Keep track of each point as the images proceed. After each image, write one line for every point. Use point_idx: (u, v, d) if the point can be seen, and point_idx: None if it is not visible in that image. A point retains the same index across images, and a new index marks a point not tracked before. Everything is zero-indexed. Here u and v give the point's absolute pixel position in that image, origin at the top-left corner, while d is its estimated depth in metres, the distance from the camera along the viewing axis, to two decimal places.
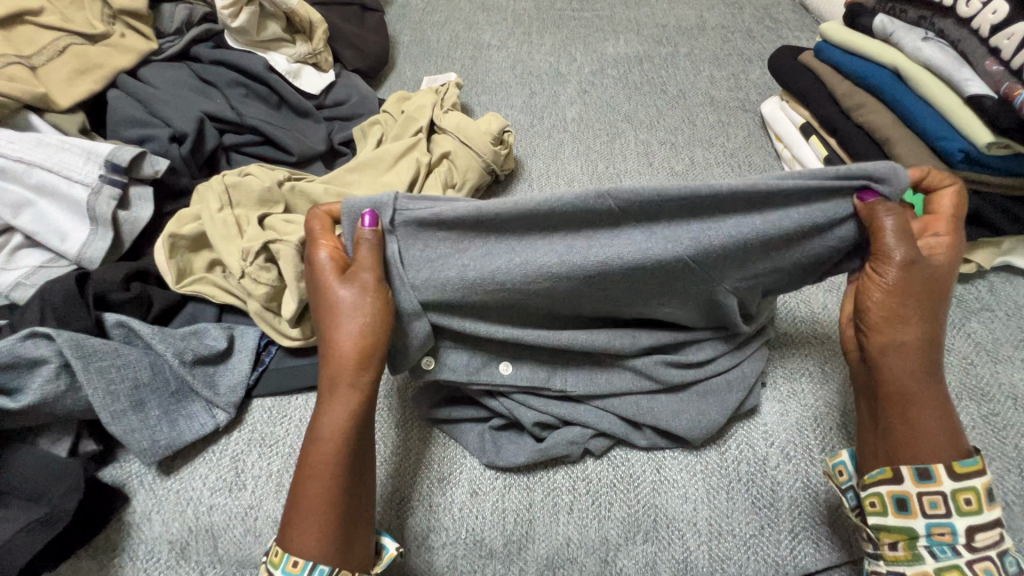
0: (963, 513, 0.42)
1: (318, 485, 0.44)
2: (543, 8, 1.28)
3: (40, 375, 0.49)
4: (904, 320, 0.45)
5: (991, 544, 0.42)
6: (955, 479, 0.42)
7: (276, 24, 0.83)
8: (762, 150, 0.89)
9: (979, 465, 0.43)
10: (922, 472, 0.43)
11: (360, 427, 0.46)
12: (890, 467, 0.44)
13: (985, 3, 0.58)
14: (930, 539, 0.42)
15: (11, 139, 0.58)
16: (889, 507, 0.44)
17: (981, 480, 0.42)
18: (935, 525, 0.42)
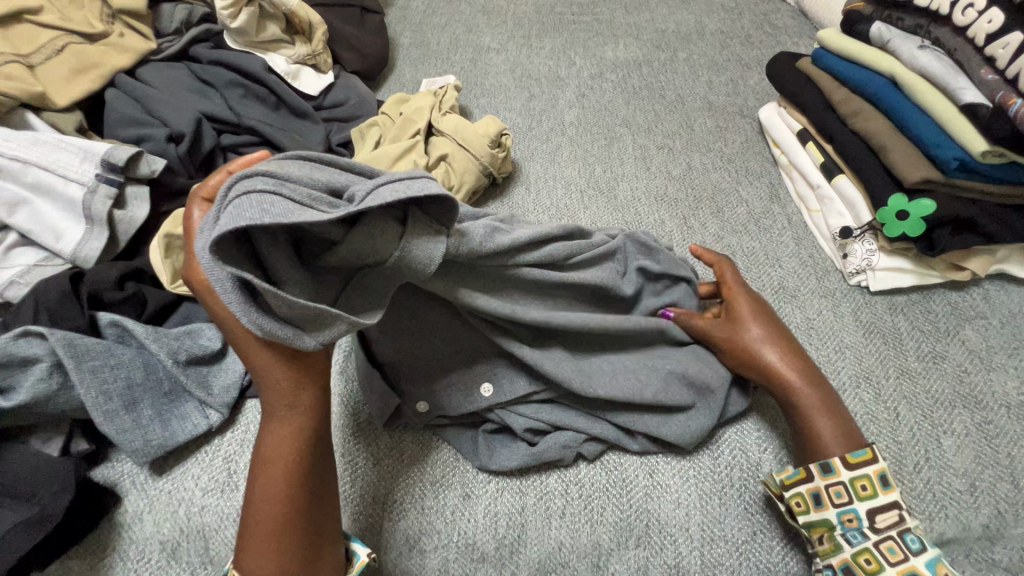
0: (862, 498, 0.47)
1: (270, 509, 0.42)
2: (543, 13, 1.29)
3: (33, 374, 0.49)
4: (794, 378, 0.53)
5: (892, 527, 0.46)
6: (850, 469, 0.47)
7: (275, 24, 0.84)
8: (759, 155, 0.89)
9: (869, 454, 0.47)
10: (823, 466, 0.48)
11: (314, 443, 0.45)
12: (802, 468, 0.49)
13: (981, 12, 0.58)
14: (842, 528, 0.46)
15: (6, 137, 0.57)
16: (808, 504, 0.48)
17: (873, 467, 0.47)
18: (843, 513, 0.47)
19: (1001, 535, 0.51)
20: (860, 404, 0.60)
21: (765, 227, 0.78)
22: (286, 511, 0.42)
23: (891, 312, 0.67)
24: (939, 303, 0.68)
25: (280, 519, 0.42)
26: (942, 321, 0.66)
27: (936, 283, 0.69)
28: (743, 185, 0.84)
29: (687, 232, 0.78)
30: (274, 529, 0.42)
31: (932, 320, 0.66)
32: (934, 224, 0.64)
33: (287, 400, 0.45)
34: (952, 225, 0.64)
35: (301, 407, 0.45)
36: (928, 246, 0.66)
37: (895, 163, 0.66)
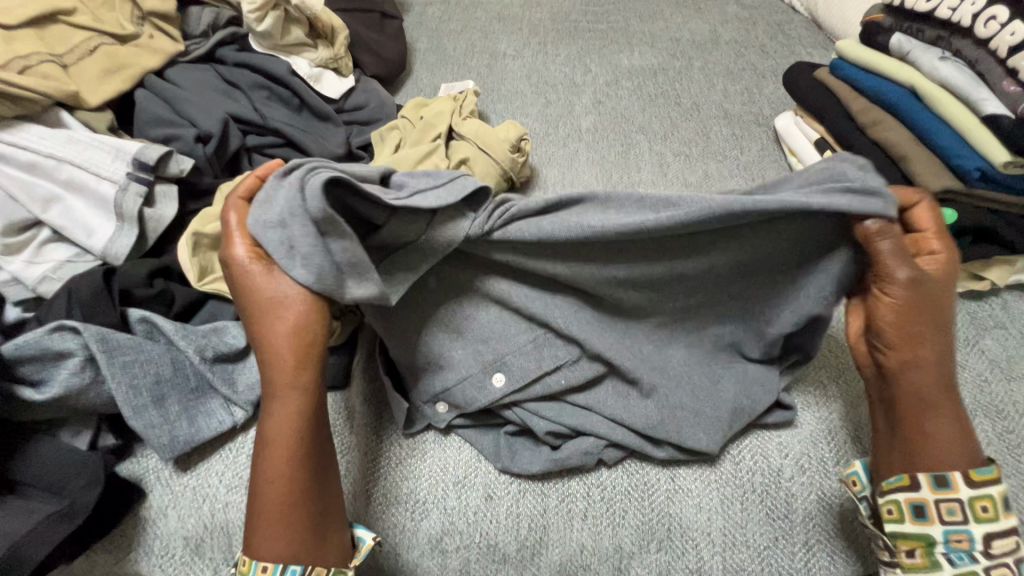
0: (979, 520, 0.45)
1: (278, 491, 0.44)
2: (558, 20, 1.30)
3: (67, 368, 0.49)
4: (919, 345, 0.48)
5: (1000, 550, 0.45)
6: (971, 487, 0.46)
7: (300, 28, 0.85)
8: (776, 163, 0.90)
9: (994, 474, 0.46)
10: (939, 481, 0.46)
11: (318, 421, 0.47)
12: (908, 475, 0.47)
13: (1003, 25, 0.59)
14: (948, 546, 0.46)
15: (41, 135, 0.58)
16: (906, 514, 0.47)
17: (997, 489, 0.46)
18: (953, 532, 0.46)
19: None
20: None
21: None
22: (286, 500, 0.44)
23: None
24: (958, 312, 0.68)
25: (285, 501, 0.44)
26: (962, 330, 0.66)
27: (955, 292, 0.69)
28: None
29: None
30: (280, 513, 0.44)
31: None
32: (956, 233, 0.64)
33: (285, 386, 0.45)
34: (972, 235, 0.65)
35: (304, 386, 0.46)
36: None
37: (916, 172, 0.66)
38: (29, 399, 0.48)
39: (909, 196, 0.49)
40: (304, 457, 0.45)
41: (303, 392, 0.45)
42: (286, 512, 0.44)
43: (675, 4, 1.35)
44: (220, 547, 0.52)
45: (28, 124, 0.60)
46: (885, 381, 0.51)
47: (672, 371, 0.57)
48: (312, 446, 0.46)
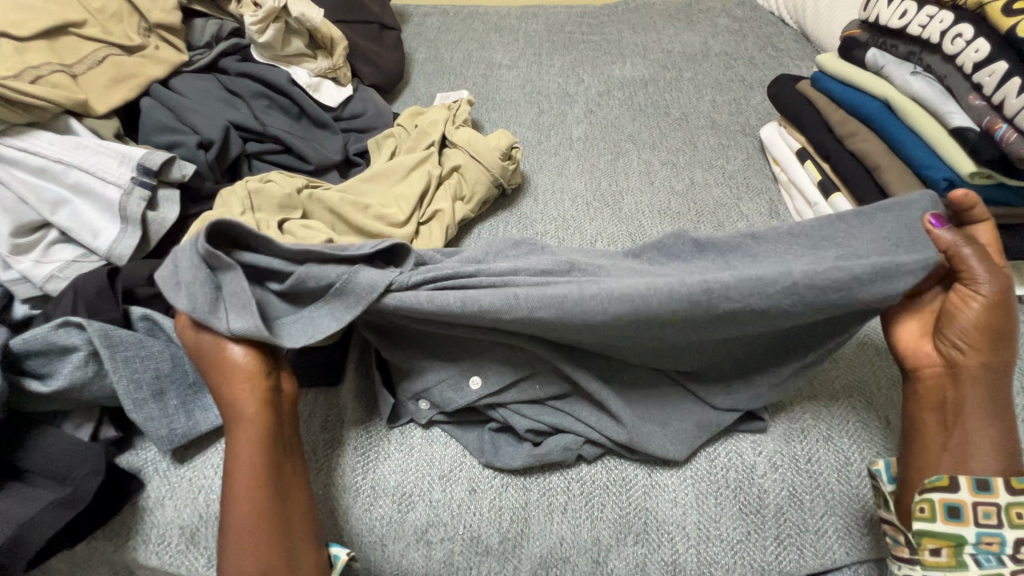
0: (1013, 525, 0.47)
1: (238, 517, 0.49)
2: (554, 32, 1.34)
3: (71, 362, 0.52)
4: (993, 346, 0.51)
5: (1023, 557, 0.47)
6: (1010, 494, 0.48)
7: (301, 40, 0.88)
8: (760, 172, 0.92)
9: None
10: (981, 485, 0.48)
11: (270, 448, 0.51)
12: (947, 477, 0.49)
13: (969, 42, 0.62)
14: (977, 547, 0.48)
15: (51, 141, 0.61)
16: (939, 514, 0.48)
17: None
18: (985, 535, 0.47)
19: None
20: (852, 412, 0.62)
21: None
22: (252, 513, 0.49)
23: None
24: None
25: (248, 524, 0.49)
26: None
27: None
28: (743, 201, 0.87)
29: None
30: (243, 536, 0.49)
31: None
32: None
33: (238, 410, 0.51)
34: None
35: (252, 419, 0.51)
36: None
37: (890, 182, 0.69)
38: (35, 391, 0.51)
39: (966, 198, 0.53)
40: (266, 472, 0.50)
41: (247, 424, 0.51)
42: (256, 524, 0.49)
43: (668, 16, 1.38)
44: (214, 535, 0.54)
45: (38, 131, 0.63)
46: (955, 380, 0.52)
47: (647, 373, 0.59)
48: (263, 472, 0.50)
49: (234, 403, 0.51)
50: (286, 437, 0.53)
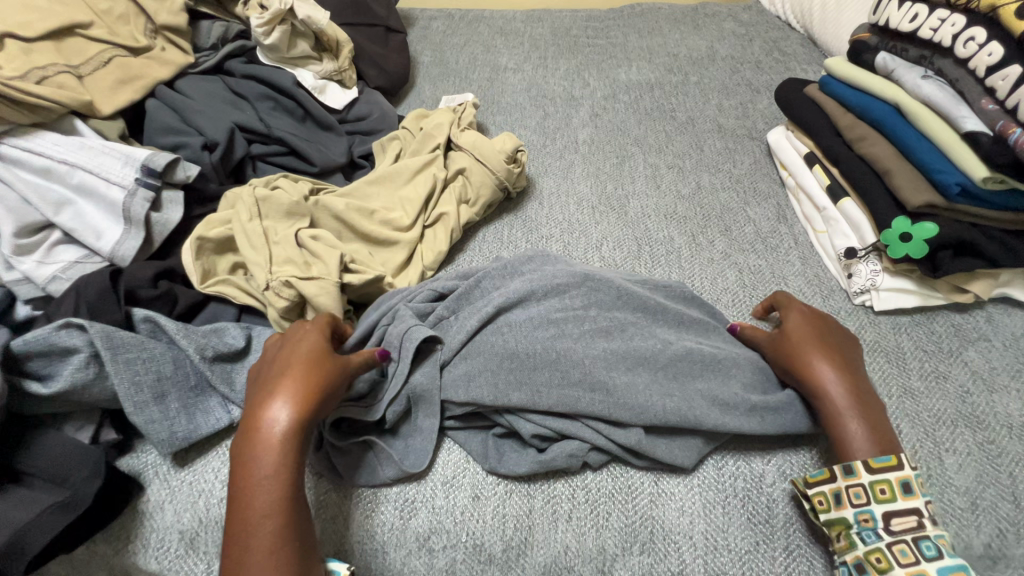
0: (880, 501, 0.49)
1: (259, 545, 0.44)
2: (559, 35, 1.34)
3: (72, 363, 0.51)
4: (810, 355, 0.57)
5: (908, 530, 0.48)
6: (871, 473, 0.50)
7: (306, 42, 0.88)
8: (767, 177, 0.91)
9: (893, 461, 0.50)
10: (845, 468, 0.50)
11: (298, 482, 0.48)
12: (827, 469, 0.52)
13: (981, 46, 0.61)
14: (858, 525, 0.50)
15: (56, 141, 0.61)
16: (831, 503, 0.51)
17: (896, 473, 0.49)
18: (861, 513, 0.49)
19: (1002, 554, 0.52)
20: None
21: (771, 246, 0.80)
22: (276, 526, 0.45)
23: (895, 331, 0.69)
24: (942, 324, 0.69)
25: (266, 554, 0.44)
26: (946, 341, 0.67)
27: (939, 304, 0.70)
28: (750, 205, 0.87)
29: (695, 248, 0.80)
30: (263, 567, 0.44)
31: (935, 340, 0.68)
32: (937, 246, 0.66)
33: (274, 419, 0.48)
34: (955, 249, 0.66)
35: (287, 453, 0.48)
36: (931, 267, 0.67)
37: (900, 187, 0.68)
38: (35, 393, 0.50)
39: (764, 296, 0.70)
40: (290, 488, 0.47)
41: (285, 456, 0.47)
42: (276, 540, 0.44)
43: (674, 20, 1.38)
44: (213, 540, 0.53)
45: (43, 132, 0.63)
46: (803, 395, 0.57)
47: (653, 379, 0.59)
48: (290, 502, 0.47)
49: (267, 429, 0.48)
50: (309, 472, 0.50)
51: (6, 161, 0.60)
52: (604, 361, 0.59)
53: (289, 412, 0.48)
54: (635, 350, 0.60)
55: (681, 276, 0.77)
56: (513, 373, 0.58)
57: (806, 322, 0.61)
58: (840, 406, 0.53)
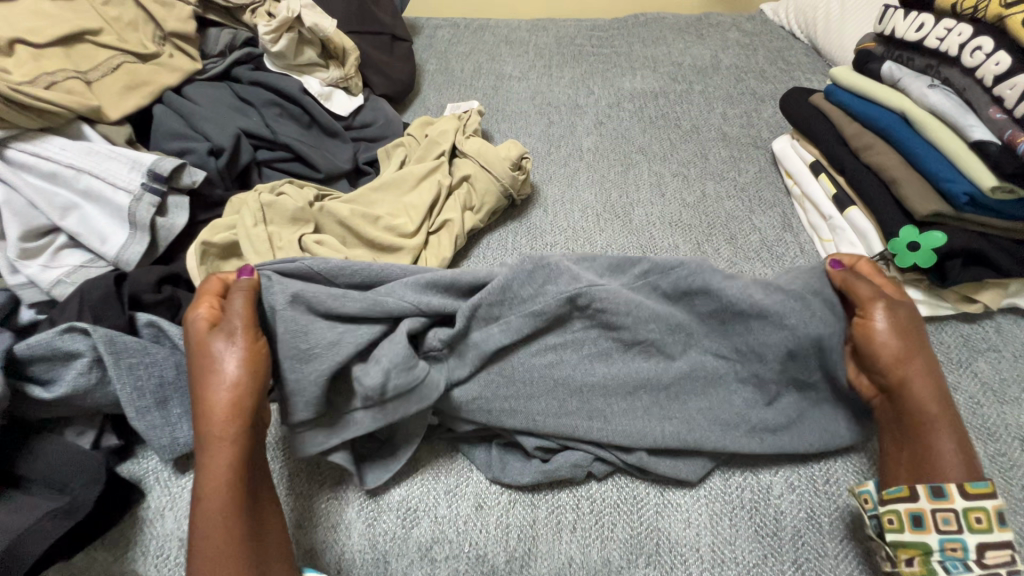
0: (973, 530, 0.45)
1: (218, 536, 0.45)
2: (564, 44, 1.34)
3: (75, 368, 0.51)
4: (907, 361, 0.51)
5: (1001, 564, 0.44)
6: (966, 498, 0.45)
7: (312, 49, 0.89)
8: (772, 185, 0.91)
9: (989, 487, 0.46)
10: (934, 490, 0.46)
11: (249, 465, 0.49)
12: (906, 486, 0.48)
13: (988, 55, 0.61)
14: (946, 556, 0.45)
15: (63, 145, 0.61)
16: (905, 524, 0.47)
17: (992, 501, 0.45)
18: (948, 541, 0.45)
19: None
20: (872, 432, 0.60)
21: (777, 254, 0.80)
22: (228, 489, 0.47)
23: None
24: (951, 334, 0.68)
25: (229, 544, 0.45)
26: (955, 352, 0.67)
27: (947, 314, 0.69)
28: (756, 213, 0.86)
29: (701, 256, 0.80)
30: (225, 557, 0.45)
31: (944, 351, 0.67)
32: (945, 256, 0.65)
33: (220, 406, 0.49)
34: (963, 257, 0.65)
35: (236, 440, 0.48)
36: (939, 277, 0.66)
37: (906, 196, 0.68)
38: (37, 397, 0.50)
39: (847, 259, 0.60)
40: (239, 464, 0.48)
41: (233, 442, 0.48)
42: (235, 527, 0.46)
43: (678, 30, 1.39)
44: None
45: (50, 135, 0.62)
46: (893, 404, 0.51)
47: (658, 389, 0.58)
48: (245, 485, 0.48)
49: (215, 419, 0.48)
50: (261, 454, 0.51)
51: (12, 165, 0.59)
52: (608, 370, 0.58)
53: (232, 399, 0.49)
54: (640, 359, 0.59)
55: None
56: (517, 381, 0.58)
57: (906, 317, 0.52)
58: (941, 425, 0.49)
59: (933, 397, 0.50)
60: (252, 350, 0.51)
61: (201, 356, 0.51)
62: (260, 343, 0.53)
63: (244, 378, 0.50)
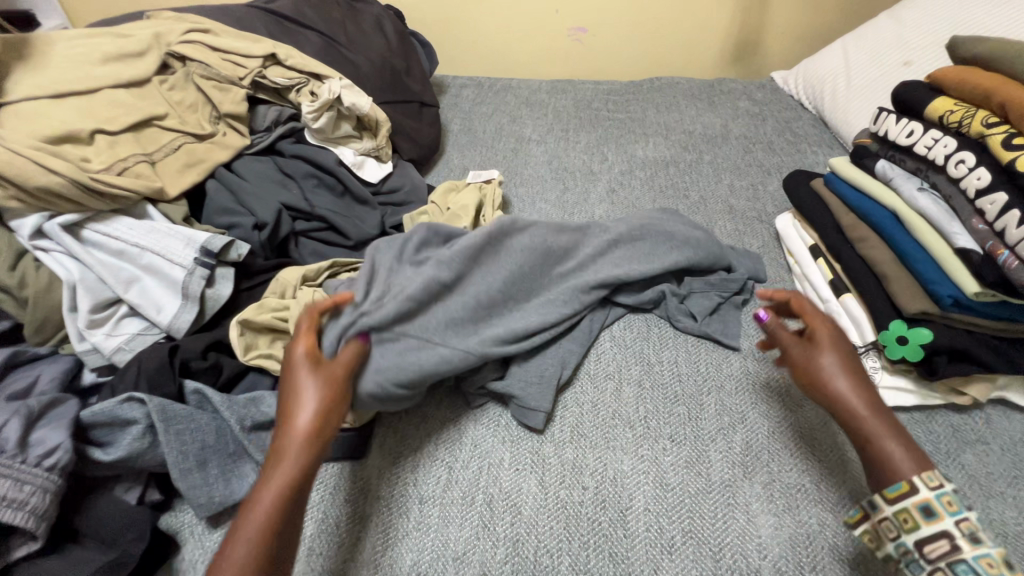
0: (908, 530, 0.51)
1: (283, 470, 0.51)
2: (581, 108, 1.42)
3: (130, 434, 0.57)
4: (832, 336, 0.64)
5: (943, 556, 0.49)
6: (891, 504, 0.53)
7: (349, 123, 0.95)
8: (774, 261, 0.95)
9: (906, 488, 0.52)
10: (927, 512, 0.51)
11: (296, 500, 0.51)
12: (907, 483, 0.53)
13: (970, 169, 0.66)
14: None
15: (131, 225, 0.69)
16: (918, 518, 0.51)
17: (913, 499, 0.52)
18: (943, 495, 0.51)
19: None
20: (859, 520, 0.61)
21: None
22: (292, 482, 0.51)
23: None
24: (941, 424, 0.71)
25: (295, 484, 0.51)
26: (944, 443, 0.69)
27: (938, 404, 0.72)
28: (757, 289, 0.90)
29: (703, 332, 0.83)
30: (265, 526, 0.49)
31: (933, 441, 0.69)
32: (933, 351, 0.68)
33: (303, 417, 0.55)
34: (949, 354, 0.68)
35: (303, 460, 0.52)
36: (927, 370, 0.69)
37: (897, 292, 0.72)
38: (97, 458, 0.56)
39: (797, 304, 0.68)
40: (301, 472, 0.52)
41: (300, 455, 0.52)
42: (278, 495, 0.50)
43: (690, 96, 1.46)
44: None
45: (119, 216, 0.70)
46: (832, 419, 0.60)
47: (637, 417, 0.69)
48: (298, 492, 0.51)
49: (301, 442, 0.53)
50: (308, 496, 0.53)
51: (84, 243, 0.67)
52: None
53: (311, 410, 0.55)
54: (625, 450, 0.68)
55: (687, 359, 0.79)
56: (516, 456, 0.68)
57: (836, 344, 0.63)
58: (838, 375, 0.60)
59: (871, 408, 0.58)
60: (325, 395, 0.57)
61: (292, 385, 0.57)
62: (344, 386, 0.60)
63: (325, 407, 0.56)
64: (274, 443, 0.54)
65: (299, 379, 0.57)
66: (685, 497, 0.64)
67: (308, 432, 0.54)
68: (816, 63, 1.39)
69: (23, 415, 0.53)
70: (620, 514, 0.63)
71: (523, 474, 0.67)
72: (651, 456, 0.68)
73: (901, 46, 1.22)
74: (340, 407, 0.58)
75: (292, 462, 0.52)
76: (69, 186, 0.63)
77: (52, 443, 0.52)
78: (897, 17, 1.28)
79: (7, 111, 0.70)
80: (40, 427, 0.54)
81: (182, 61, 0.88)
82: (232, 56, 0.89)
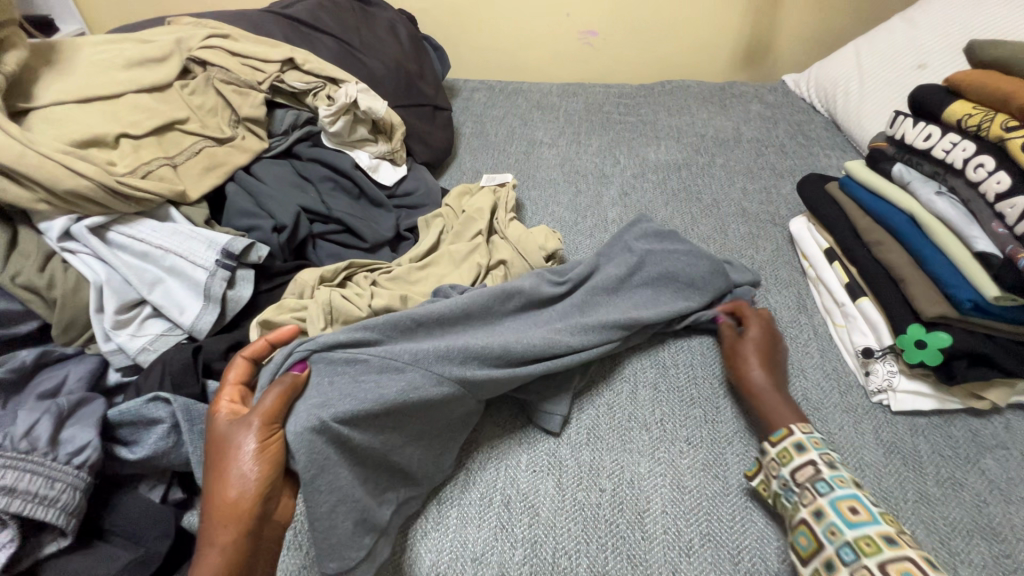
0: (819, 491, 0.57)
1: (223, 533, 0.50)
2: (592, 111, 1.43)
3: (156, 433, 0.58)
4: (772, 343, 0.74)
5: (807, 478, 0.58)
6: (773, 446, 0.63)
7: (365, 127, 0.96)
8: (788, 264, 0.95)
9: (784, 433, 0.63)
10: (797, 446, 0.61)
11: (247, 544, 0.51)
12: (786, 430, 0.63)
13: (990, 173, 0.66)
14: (830, 541, 0.53)
15: (155, 227, 0.70)
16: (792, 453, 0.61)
17: (788, 439, 0.62)
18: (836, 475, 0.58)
19: None
20: None
21: (791, 337, 0.83)
22: (234, 549, 0.50)
23: (912, 433, 0.70)
24: (960, 429, 0.70)
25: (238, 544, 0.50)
26: (963, 447, 0.68)
27: (957, 409, 0.72)
28: (772, 292, 0.90)
29: None
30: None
31: (952, 445, 0.69)
32: (952, 356, 0.68)
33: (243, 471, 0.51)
34: (969, 358, 0.68)
35: (247, 496, 0.51)
36: (946, 374, 0.69)
37: (915, 296, 0.72)
38: (123, 457, 0.57)
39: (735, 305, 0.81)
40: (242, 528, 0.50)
41: (247, 501, 0.51)
42: (233, 536, 0.50)
43: (701, 99, 1.46)
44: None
45: (143, 218, 0.71)
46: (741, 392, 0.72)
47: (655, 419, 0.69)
48: (245, 538, 0.51)
49: (222, 518, 0.50)
50: (263, 534, 0.53)
51: (109, 245, 0.68)
52: None
53: (248, 455, 0.52)
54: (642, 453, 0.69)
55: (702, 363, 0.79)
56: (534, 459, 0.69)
57: (762, 339, 0.75)
58: (750, 353, 0.73)
59: (776, 383, 0.69)
60: (264, 449, 0.53)
61: (217, 447, 0.54)
62: (280, 431, 0.55)
63: (261, 467, 0.52)
64: (209, 482, 0.53)
65: (220, 440, 0.54)
66: (702, 500, 0.64)
67: (227, 511, 0.50)
68: (828, 65, 1.39)
69: (53, 413, 0.54)
70: (637, 516, 0.63)
71: (540, 475, 0.67)
72: (667, 458, 0.68)
73: (915, 49, 1.21)
74: (281, 445, 0.54)
75: (236, 501, 0.51)
76: (96, 188, 0.65)
77: (81, 441, 0.53)
78: (910, 20, 1.28)
79: (34, 115, 0.71)
80: (68, 426, 0.55)
81: (203, 65, 0.89)
82: (251, 61, 0.90)
